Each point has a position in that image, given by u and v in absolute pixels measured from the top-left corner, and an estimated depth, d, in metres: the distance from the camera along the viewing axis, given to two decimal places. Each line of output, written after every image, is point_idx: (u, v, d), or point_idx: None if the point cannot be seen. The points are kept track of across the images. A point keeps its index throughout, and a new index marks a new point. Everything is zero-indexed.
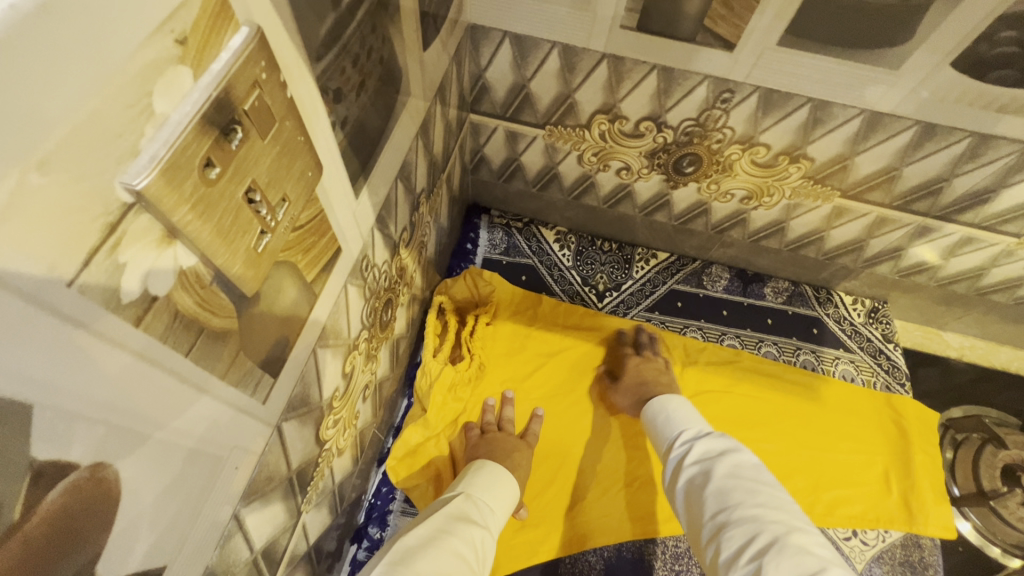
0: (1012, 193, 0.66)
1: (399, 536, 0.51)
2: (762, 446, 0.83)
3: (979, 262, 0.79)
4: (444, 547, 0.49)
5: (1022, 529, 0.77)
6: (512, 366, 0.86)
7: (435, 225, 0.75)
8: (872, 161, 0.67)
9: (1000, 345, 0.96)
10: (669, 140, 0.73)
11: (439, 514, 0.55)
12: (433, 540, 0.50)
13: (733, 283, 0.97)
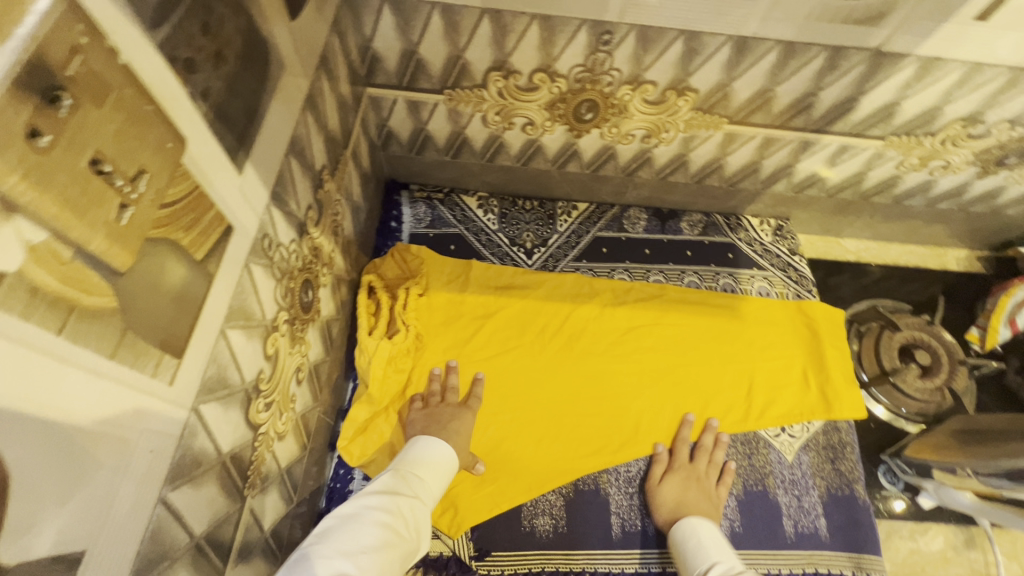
0: (870, 98, 0.73)
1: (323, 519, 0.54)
2: (693, 367, 0.89)
3: (858, 168, 0.87)
4: (365, 518, 0.52)
5: (920, 398, 0.88)
6: (452, 333, 0.87)
7: (348, 205, 0.75)
8: (748, 85, 0.72)
9: (890, 243, 1.06)
10: (563, 89, 0.75)
11: (363, 494, 0.58)
12: (355, 516, 0.53)
13: (652, 223, 1.02)
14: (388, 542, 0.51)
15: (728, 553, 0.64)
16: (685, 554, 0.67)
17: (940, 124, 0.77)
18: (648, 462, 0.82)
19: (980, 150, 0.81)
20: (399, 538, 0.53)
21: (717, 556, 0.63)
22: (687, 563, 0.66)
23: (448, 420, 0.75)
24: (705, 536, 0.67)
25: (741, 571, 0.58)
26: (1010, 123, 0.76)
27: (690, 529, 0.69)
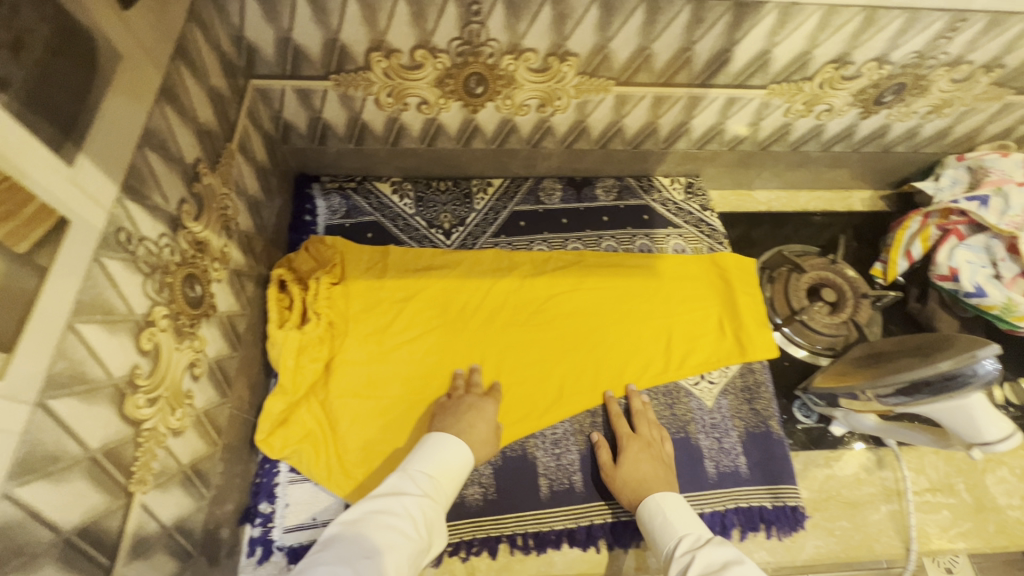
0: (743, 48, 0.75)
1: (331, 523, 0.61)
2: (614, 326, 0.92)
3: (751, 119, 0.90)
4: (371, 525, 0.59)
5: (827, 333, 0.92)
6: (373, 319, 0.88)
7: (242, 200, 0.74)
8: (625, 45, 0.74)
9: (799, 190, 1.10)
10: (447, 64, 0.76)
11: (370, 496, 0.64)
12: (362, 522, 0.60)
13: (567, 193, 1.03)
14: (396, 547, 0.58)
15: (693, 522, 0.67)
16: (653, 531, 0.69)
17: (814, 68, 0.80)
18: (574, 423, 0.84)
19: (858, 91, 0.85)
20: (405, 542, 0.59)
21: (683, 529, 0.66)
22: (657, 539, 0.68)
23: (466, 414, 0.77)
24: (669, 508, 0.69)
25: (711, 545, 0.62)
26: (877, 62, 0.79)
27: (655, 505, 0.70)
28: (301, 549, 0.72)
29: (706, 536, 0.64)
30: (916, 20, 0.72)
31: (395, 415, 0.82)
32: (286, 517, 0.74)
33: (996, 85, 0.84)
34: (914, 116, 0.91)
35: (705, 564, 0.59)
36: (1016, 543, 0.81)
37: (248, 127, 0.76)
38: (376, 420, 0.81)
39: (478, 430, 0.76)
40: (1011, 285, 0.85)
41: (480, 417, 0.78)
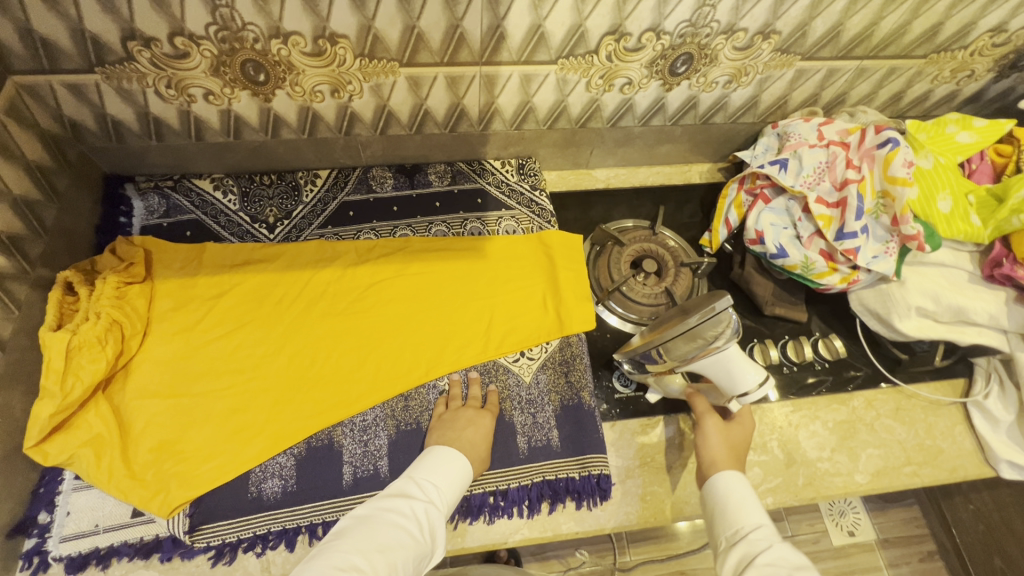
0: (513, 24, 0.76)
1: (344, 517, 0.66)
2: (438, 310, 0.91)
3: (555, 96, 0.91)
4: (381, 522, 0.64)
5: (647, 303, 0.92)
6: (180, 318, 0.85)
7: (1, 200, 0.72)
8: (390, 24, 0.74)
9: (638, 167, 1.12)
10: (215, 52, 0.74)
11: (382, 496, 0.68)
12: (368, 520, 0.64)
13: (398, 180, 1.03)
14: (402, 545, 0.62)
15: (761, 514, 0.66)
16: (718, 516, 0.68)
17: (595, 41, 0.81)
18: (385, 408, 0.83)
19: (648, 63, 0.86)
20: (412, 543, 0.62)
21: (757, 518, 0.65)
22: (720, 522, 0.67)
23: (461, 427, 0.78)
24: (739, 498, 0.68)
25: (784, 546, 0.60)
26: (654, 32, 0.81)
27: (723, 492, 0.69)
28: (78, 557, 0.69)
29: (778, 534, 0.62)
30: None
31: (196, 413, 0.79)
32: (64, 526, 0.71)
33: (780, 52, 0.87)
34: (716, 86, 0.93)
35: (767, 557, 0.59)
36: (822, 493, 0.83)
37: (9, 125, 0.73)
38: (174, 420, 0.78)
39: (477, 448, 0.77)
40: (809, 244, 0.88)
41: (479, 433, 0.78)
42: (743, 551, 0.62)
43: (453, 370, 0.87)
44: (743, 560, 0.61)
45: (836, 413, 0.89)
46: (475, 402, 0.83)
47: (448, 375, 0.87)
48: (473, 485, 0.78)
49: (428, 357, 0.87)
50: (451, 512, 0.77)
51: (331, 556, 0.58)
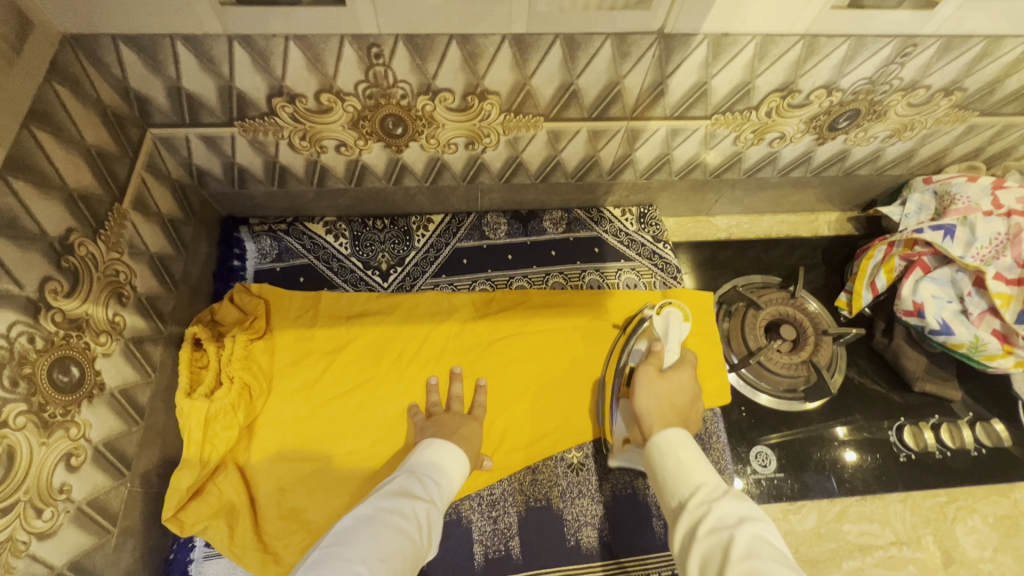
0: (677, 80, 0.69)
1: (340, 520, 0.56)
2: (560, 372, 0.87)
3: (697, 149, 0.84)
4: (384, 525, 0.55)
5: (786, 374, 0.87)
6: (300, 374, 0.82)
7: (140, 261, 0.69)
8: (547, 82, 0.68)
9: (761, 215, 1.05)
10: (359, 107, 0.70)
11: (378, 497, 0.60)
12: (372, 521, 0.55)
13: (513, 226, 0.98)
14: (405, 546, 0.53)
15: (709, 472, 0.59)
16: (666, 477, 0.61)
17: (758, 98, 0.74)
18: (513, 481, 0.80)
19: (809, 118, 0.79)
20: (415, 545, 0.55)
21: (699, 477, 0.58)
22: (667, 490, 0.60)
23: (454, 428, 0.76)
24: (684, 449, 0.61)
25: (728, 498, 0.54)
26: (826, 89, 0.73)
27: (667, 447, 0.62)
28: None
29: (723, 487, 0.56)
30: (862, 46, 0.66)
31: (322, 478, 0.76)
32: None
33: (958, 108, 0.79)
34: (874, 140, 0.85)
35: (720, 517, 0.52)
36: None
37: (146, 181, 0.71)
38: (299, 485, 0.75)
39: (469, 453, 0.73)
40: (979, 322, 0.80)
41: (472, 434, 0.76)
42: (691, 518, 0.54)
43: (579, 441, 0.83)
44: (690, 530, 0.53)
45: (996, 506, 0.83)
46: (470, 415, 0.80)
47: (574, 446, 0.82)
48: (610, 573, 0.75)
49: (552, 427, 0.83)
50: None
51: (335, 566, 0.48)
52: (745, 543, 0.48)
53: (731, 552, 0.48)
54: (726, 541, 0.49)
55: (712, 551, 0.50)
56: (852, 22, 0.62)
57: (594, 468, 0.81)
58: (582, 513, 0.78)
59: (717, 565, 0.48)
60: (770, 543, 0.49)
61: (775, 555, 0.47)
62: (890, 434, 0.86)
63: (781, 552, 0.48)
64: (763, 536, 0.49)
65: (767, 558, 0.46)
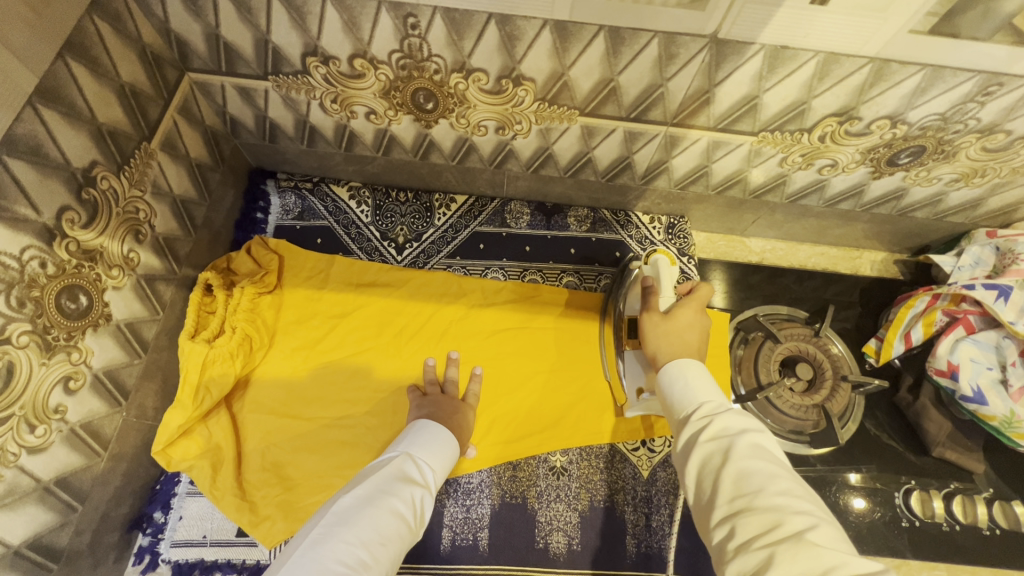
0: (726, 90, 0.65)
1: (339, 496, 0.55)
2: (557, 373, 0.86)
3: (739, 165, 0.79)
4: (383, 506, 0.54)
5: (793, 415, 0.82)
6: (302, 334, 0.84)
7: (161, 202, 0.70)
8: (586, 75, 0.65)
9: (800, 244, 0.99)
10: (391, 77, 0.68)
11: (376, 477, 0.59)
12: (372, 501, 0.54)
13: (536, 218, 0.96)
14: (400, 536, 0.53)
15: (715, 391, 0.55)
16: (671, 397, 0.57)
17: (813, 120, 0.68)
18: (493, 474, 0.79)
19: (866, 149, 0.72)
20: (408, 533, 0.54)
21: (704, 394, 0.55)
22: (673, 406, 0.57)
23: (451, 410, 0.75)
24: (692, 374, 0.57)
25: (731, 411, 0.51)
26: (890, 120, 0.67)
27: (675, 372, 0.59)
28: (185, 565, 0.71)
29: (726, 404, 0.53)
30: (938, 78, 0.60)
31: (308, 438, 0.78)
32: (176, 530, 0.72)
33: None
34: (937, 182, 0.78)
35: (722, 427, 0.50)
36: None
37: (178, 123, 0.72)
38: (286, 442, 0.77)
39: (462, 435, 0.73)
40: (1019, 397, 0.73)
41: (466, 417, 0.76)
42: (692, 430, 0.51)
43: (565, 445, 0.81)
44: (692, 437, 0.51)
45: None
46: (471, 399, 0.79)
47: (559, 450, 0.81)
48: None
49: (541, 426, 0.82)
50: None
51: (335, 549, 0.48)
52: (745, 449, 0.47)
53: (730, 459, 0.46)
54: (726, 447, 0.48)
55: (711, 456, 0.48)
56: (930, 50, 0.56)
57: (575, 475, 0.80)
58: (555, 518, 0.77)
59: (715, 470, 0.47)
60: (768, 446, 0.48)
61: (773, 459, 0.46)
62: (896, 494, 0.80)
63: (779, 456, 0.47)
64: (764, 446, 0.48)
65: (766, 462, 0.45)
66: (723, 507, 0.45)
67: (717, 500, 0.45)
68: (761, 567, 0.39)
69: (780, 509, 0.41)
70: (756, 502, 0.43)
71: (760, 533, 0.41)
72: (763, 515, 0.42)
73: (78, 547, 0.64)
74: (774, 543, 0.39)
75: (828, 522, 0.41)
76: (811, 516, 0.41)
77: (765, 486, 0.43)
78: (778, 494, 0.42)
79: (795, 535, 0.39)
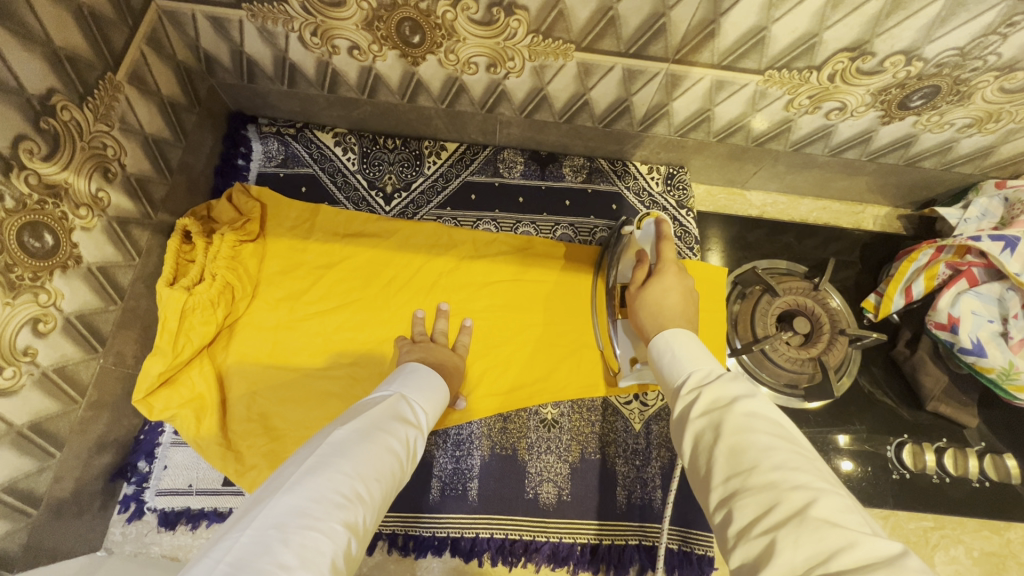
0: (732, 21, 0.60)
1: (334, 428, 0.53)
2: (549, 326, 0.84)
3: (742, 109, 0.75)
4: (379, 442, 0.53)
5: (789, 369, 0.81)
6: (287, 285, 0.81)
7: (130, 140, 0.66)
8: (582, 2, 0.60)
9: (802, 197, 0.96)
10: (373, 5, 0.63)
11: (371, 413, 0.57)
12: (368, 436, 0.53)
13: (529, 167, 0.92)
14: (393, 473, 0.52)
15: (704, 359, 0.56)
16: (663, 368, 0.59)
17: (823, 56, 0.64)
18: (483, 426, 0.78)
19: (878, 90, 0.69)
20: (400, 471, 0.54)
21: (693, 366, 0.55)
22: (667, 377, 0.58)
23: (442, 358, 0.73)
24: (678, 344, 0.59)
25: (719, 381, 0.51)
26: (905, 56, 0.63)
27: (664, 343, 0.60)
28: (171, 514, 0.70)
29: (717, 372, 0.53)
30: (960, 6, 0.55)
31: (295, 388, 0.76)
32: (161, 479, 0.72)
33: None
34: (948, 128, 0.74)
35: (713, 400, 0.49)
36: None
37: (147, 55, 0.67)
38: (272, 391, 0.75)
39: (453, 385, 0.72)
40: (1018, 349, 0.72)
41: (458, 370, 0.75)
42: (683, 405, 0.51)
43: (557, 397, 0.80)
44: (685, 413, 0.50)
45: (985, 542, 0.77)
46: (461, 352, 0.78)
47: (551, 403, 0.80)
48: (563, 532, 0.73)
49: (532, 378, 0.81)
50: (537, 555, 0.72)
51: (332, 479, 0.46)
52: (736, 423, 0.45)
53: (721, 434, 0.44)
54: (716, 423, 0.46)
55: (702, 433, 0.46)
56: None
57: (566, 427, 0.79)
58: (545, 469, 0.76)
59: (708, 446, 0.45)
60: (764, 414, 0.45)
61: (769, 429, 0.44)
62: (888, 448, 0.80)
63: (781, 426, 0.44)
64: (762, 413, 0.45)
65: (760, 434, 0.43)
66: (719, 489, 0.42)
67: (713, 480, 0.43)
68: (763, 553, 0.36)
69: (776, 486, 0.39)
70: (751, 480, 0.40)
71: (758, 514, 0.38)
72: (759, 494, 0.39)
73: (59, 493, 0.62)
74: (774, 526, 0.36)
75: (831, 493, 0.38)
76: (810, 488, 0.38)
77: (760, 460, 0.41)
78: (773, 469, 0.40)
79: (795, 514, 0.36)
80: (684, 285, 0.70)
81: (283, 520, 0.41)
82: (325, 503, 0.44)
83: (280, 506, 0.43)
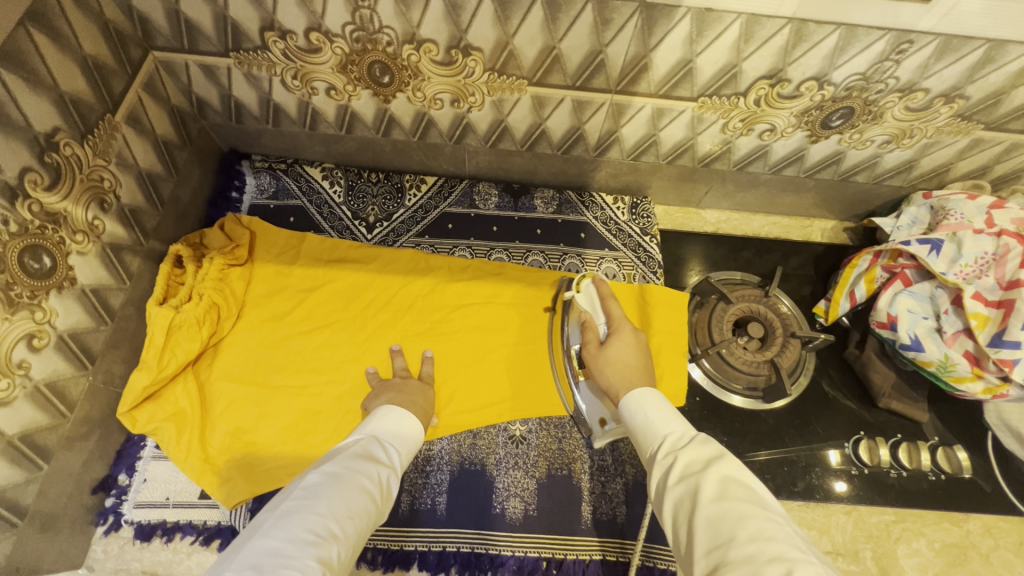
0: (661, 55, 0.68)
1: (307, 473, 0.56)
2: (518, 346, 0.89)
3: (685, 133, 0.83)
4: (352, 484, 0.56)
5: (746, 371, 0.85)
6: (271, 306, 0.86)
7: (125, 173, 0.73)
8: (529, 43, 0.68)
9: (753, 214, 1.04)
10: (346, 50, 0.72)
11: (343, 456, 0.60)
12: (340, 478, 0.56)
13: (503, 199, 0.99)
14: (366, 511, 0.55)
15: (675, 420, 0.60)
16: (637, 432, 0.62)
17: (746, 83, 0.72)
18: (453, 442, 0.82)
19: (800, 112, 0.77)
20: (375, 509, 0.57)
21: (666, 429, 0.59)
22: (643, 439, 0.61)
23: (411, 393, 0.77)
24: (649, 405, 0.62)
25: (692, 445, 0.54)
26: (816, 81, 0.71)
27: (636, 403, 0.64)
28: (147, 526, 0.72)
29: (689, 434, 0.56)
30: (853, 37, 0.63)
31: (273, 406, 0.80)
32: (140, 491, 0.74)
33: (960, 118, 0.75)
34: (870, 145, 0.82)
35: (687, 465, 0.51)
36: None
37: (144, 99, 0.75)
38: (251, 408, 0.79)
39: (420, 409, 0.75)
40: (952, 342, 0.77)
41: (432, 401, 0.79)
42: (661, 470, 0.54)
43: (524, 415, 0.84)
44: (662, 480, 0.53)
45: (945, 534, 0.79)
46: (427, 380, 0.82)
47: (519, 420, 0.84)
48: (527, 547, 0.75)
49: (501, 395, 0.85)
50: (502, 569, 0.74)
51: (306, 520, 0.49)
52: (714, 490, 0.47)
53: (699, 502, 0.47)
54: (694, 489, 0.48)
55: (681, 502, 0.49)
56: (843, 10, 0.59)
57: (533, 444, 0.82)
58: (512, 484, 0.79)
59: (688, 513, 0.48)
60: (738, 480, 0.48)
61: (744, 495, 0.46)
62: (846, 443, 0.84)
63: (754, 493, 0.47)
64: (736, 479, 0.48)
65: (735, 502, 0.45)
66: (702, 562, 0.44)
67: (696, 552, 0.45)
68: None
69: (753, 558, 0.40)
70: (731, 553, 0.42)
71: None
72: (738, 568, 0.40)
73: (43, 506, 0.65)
74: None
75: (805, 564, 0.40)
76: (786, 563, 0.39)
77: (737, 531, 0.43)
78: (749, 541, 0.42)
79: None
80: (635, 341, 0.75)
81: (259, 562, 0.44)
82: (299, 542, 0.46)
83: (257, 551, 0.45)
